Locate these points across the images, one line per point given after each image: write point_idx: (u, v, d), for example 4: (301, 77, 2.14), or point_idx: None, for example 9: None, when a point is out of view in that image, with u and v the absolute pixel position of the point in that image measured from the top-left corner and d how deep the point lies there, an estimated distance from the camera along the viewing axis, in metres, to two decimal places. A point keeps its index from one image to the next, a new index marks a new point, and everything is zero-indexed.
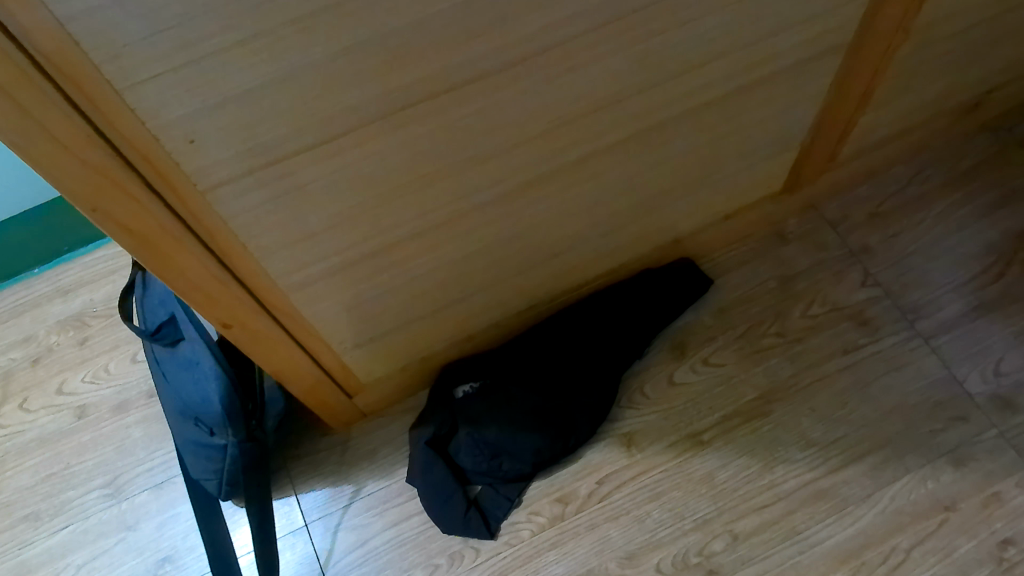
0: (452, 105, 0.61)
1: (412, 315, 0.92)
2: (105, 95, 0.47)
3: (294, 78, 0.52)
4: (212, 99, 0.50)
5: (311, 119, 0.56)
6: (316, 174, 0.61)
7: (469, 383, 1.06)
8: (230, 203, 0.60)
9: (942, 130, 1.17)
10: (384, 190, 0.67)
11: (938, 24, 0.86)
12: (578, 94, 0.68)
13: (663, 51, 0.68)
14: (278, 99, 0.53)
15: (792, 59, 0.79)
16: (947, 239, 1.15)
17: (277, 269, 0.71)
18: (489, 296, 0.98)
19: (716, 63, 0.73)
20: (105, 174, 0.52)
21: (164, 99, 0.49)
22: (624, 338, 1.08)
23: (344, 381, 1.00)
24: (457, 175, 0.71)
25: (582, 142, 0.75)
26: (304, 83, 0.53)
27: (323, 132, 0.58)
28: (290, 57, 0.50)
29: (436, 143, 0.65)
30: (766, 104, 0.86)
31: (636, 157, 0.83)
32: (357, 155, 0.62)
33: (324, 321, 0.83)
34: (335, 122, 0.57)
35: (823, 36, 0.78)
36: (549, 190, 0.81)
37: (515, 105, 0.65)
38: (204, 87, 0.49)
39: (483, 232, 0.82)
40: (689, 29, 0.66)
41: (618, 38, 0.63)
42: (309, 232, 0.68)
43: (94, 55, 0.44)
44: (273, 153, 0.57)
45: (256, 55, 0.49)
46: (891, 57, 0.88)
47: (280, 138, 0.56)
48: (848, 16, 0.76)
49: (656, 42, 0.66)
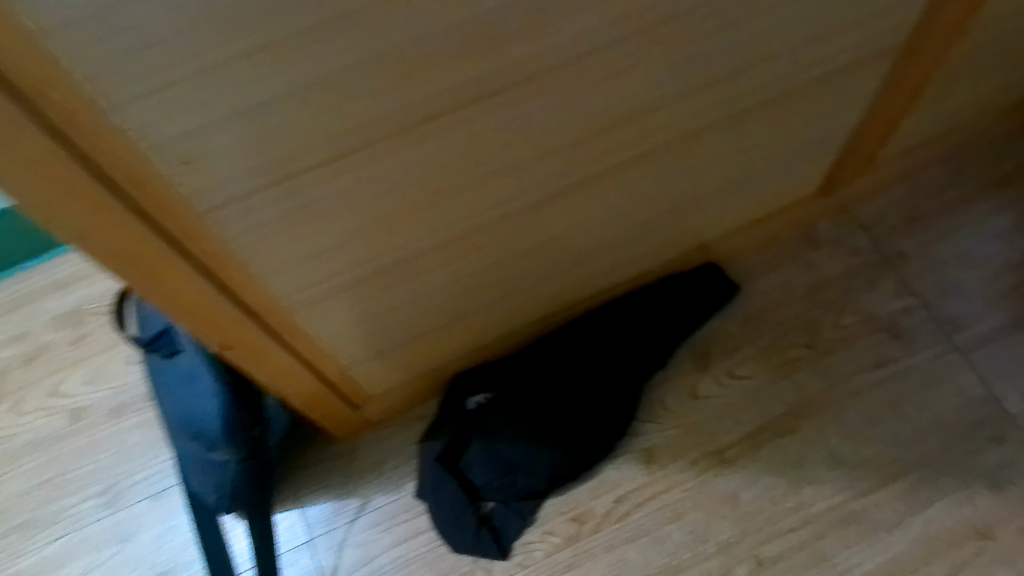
0: (477, 116, 0.55)
1: (424, 326, 0.87)
2: (91, 116, 0.41)
3: (303, 93, 0.46)
4: (209, 117, 0.45)
5: (323, 136, 0.50)
6: (324, 193, 0.56)
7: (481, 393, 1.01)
8: (231, 225, 0.55)
9: (983, 130, 1.10)
10: (397, 207, 0.62)
11: (997, 22, 0.80)
12: (612, 102, 0.62)
13: (710, 55, 0.61)
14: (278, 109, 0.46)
15: (842, 60, 0.73)
16: (986, 246, 1.09)
17: (279, 287, 0.66)
18: (505, 306, 0.92)
19: (761, 68, 0.67)
20: (90, 201, 0.46)
21: (156, 118, 0.43)
22: (645, 349, 1.02)
23: (351, 393, 0.95)
24: (476, 189, 0.65)
25: (611, 152, 0.69)
26: (314, 98, 0.47)
27: (332, 147, 0.52)
28: (298, 70, 0.44)
29: (456, 157, 0.59)
30: (809, 107, 0.79)
31: (670, 164, 0.77)
32: (370, 173, 0.56)
33: (331, 336, 0.78)
34: (346, 138, 0.51)
35: (877, 37, 0.72)
36: (574, 201, 0.75)
37: (544, 115, 0.59)
38: (201, 105, 0.44)
39: (504, 243, 0.76)
40: (736, 33, 0.60)
41: (660, 44, 0.57)
42: (318, 251, 0.62)
43: (76, 73, 0.39)
44: (280, 172, 0.52)
45: (257, 70, 0.43)
46: (946, 57, 0.82)
47: (286, 156, 0.50)
48: (906, 15, 0.70)
49: (700, 48, 0.60)
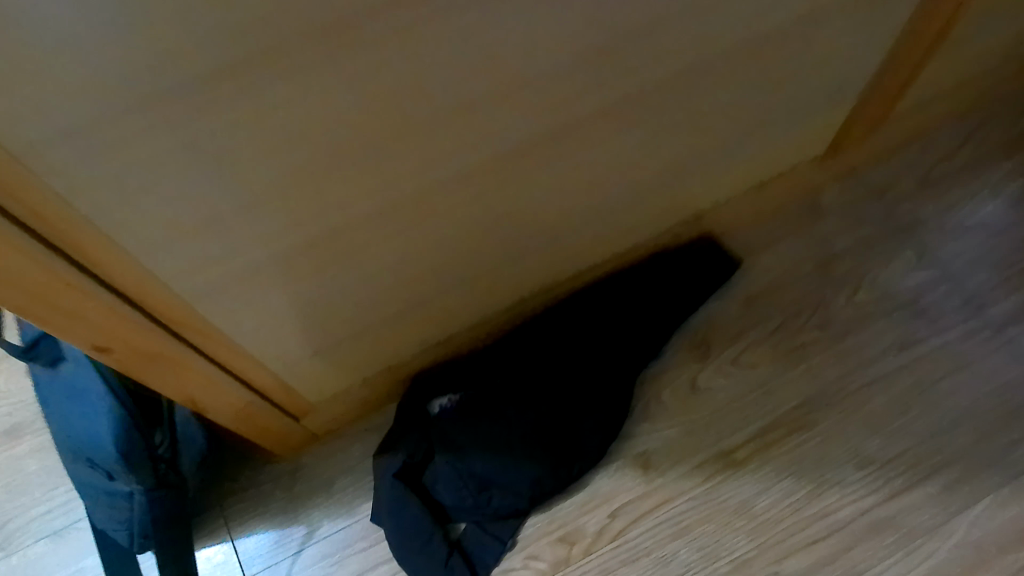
0: (422, 18, 0.39)
1: (371, 317, 0.70)
2: None
3: None
4: None
5: (189, 34, 0.33)
6: (207, 129, 0.39)
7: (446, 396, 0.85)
8: (69, 176, 0.37)
9: (1005, 79, 0.98)
10: (320, 157, 0.45)
11: None
12: (605, 11, 0.46)
13: None
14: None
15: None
16: (1012, 209, 0.96)
17: (172, 269, 0.49)
18: (471, 292, 0.76)
19: None
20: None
21: None
22: (636, 337, 0.88)
23: (287, 402, 0.78)
24: (428, 133, 0.49)
25: (602, 88, 0.54)
26: None
27: (210, 50, 0.35)
28: None
29: (399, 84, 0.43)
30: (837, 37, 0.65)
31: (672, 107, 0.61)
32: (273, 100, 0.39)
33: (250, 334, 0.61)
34: (225, 40, 0.35)
35: None
36: (555, 156, 0.59)
37: (516, 25, 0.43)
38: None
39: (469, 209, 0.60)
40: None
41: None
42: (213, 218, 0.45)
43: None
44: (130, 89, 0.34)
45: None
46: None
47: (133, 64, 0.33)
48: None
49: None
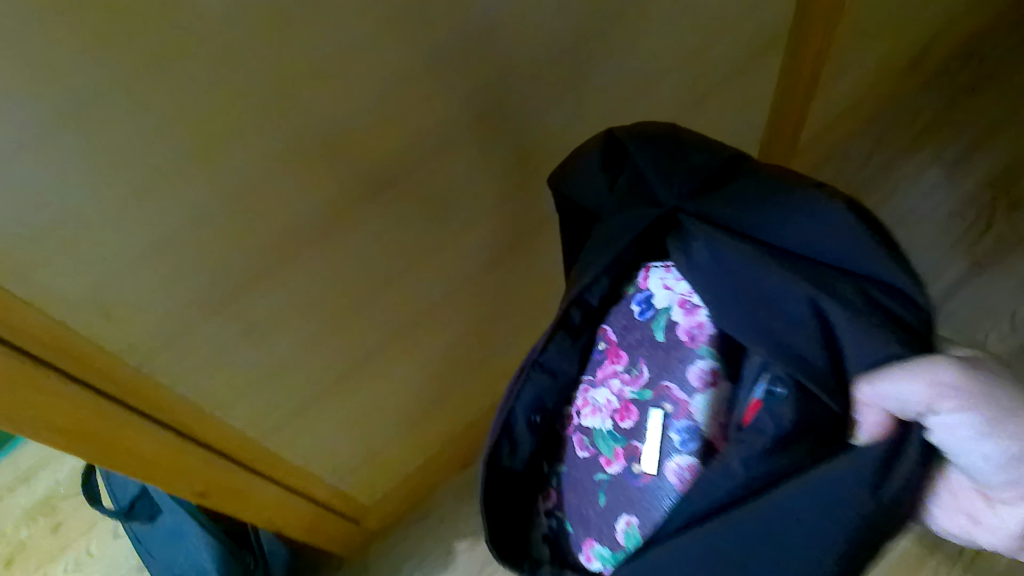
0: (301, 252, 0.54)
1: (402, 418, 0.83)
2: None
3: (46, 250, 0.41)
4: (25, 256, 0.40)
5: (111, 283, 0.45)
6: (256, 309, 0.55)
7: (623, 513, 0.45)
8: (169, 367, 0.53)
9: (888, 93, 1.13)
10: (320, 310, 0.60)
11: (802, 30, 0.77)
12: (462, 182, 0.60)
13: (523, 115, 0.60)
14: (151, 173, 0.42)
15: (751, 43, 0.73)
16: (924, 198, 1.09)
17: (252, 409, 0.63)
18: (480, 380, 0.90)
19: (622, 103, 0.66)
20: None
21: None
22: (715, 169, 0.45)
23: (349, 509, 0.90)
24: (417, 267, 0.64)
25: (531, 199, 0.68)
26: (61, 256, 0.42)
27: (196, 283, 0.49)
28: None
29: (369, 252, 0.58)
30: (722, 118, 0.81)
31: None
32: (296, 276, 0.55)
33: (310, 452, 0.75)
34: (116, 285, 0.46)
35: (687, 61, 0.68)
36: (511, 258, 0.74)
37: (393, 223, 0.58)
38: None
39: (464, 315, 0.76)
40: (516, 119, 0.59)
41: (441, 151, 0.56)
42: (262, 371, 0.60)
43: None
44: (99, 302, 0.46)
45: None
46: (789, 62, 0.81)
47: (90, 286, 0.44)
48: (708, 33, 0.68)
49: (494, 138, 0.59)
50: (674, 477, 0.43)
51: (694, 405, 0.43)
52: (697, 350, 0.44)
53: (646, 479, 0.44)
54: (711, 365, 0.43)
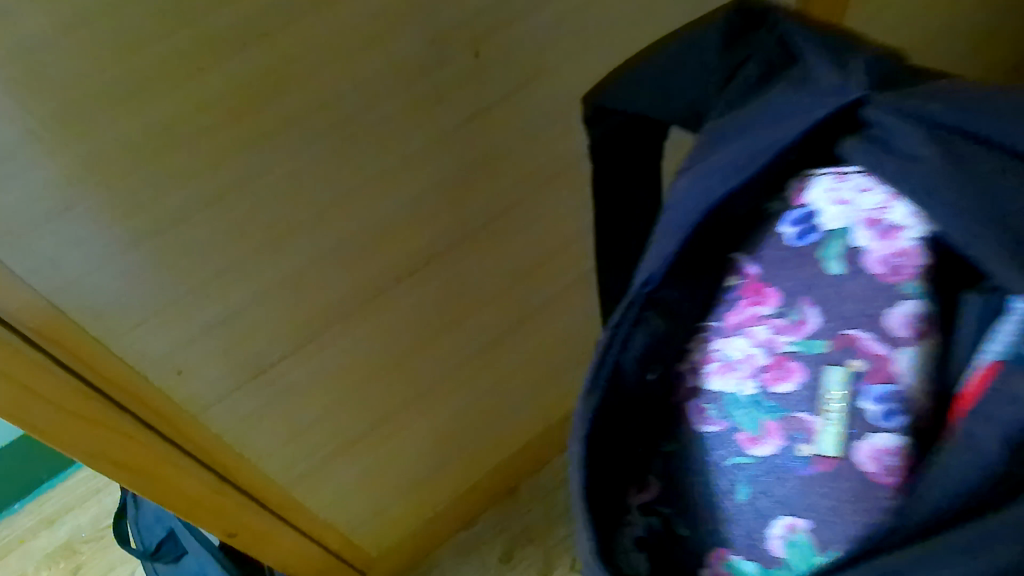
0: (353, 326, 0.64)
1: (418, 476, 0.92)
2: (26, 354, 0.46)
3: (148, 320, 0.51)
4: (129, 322, 0.50)
5: (192, 347, 0.55)
6: (306, 371, 0.65)
7: (783, 516, 0.33)
8: (222, 417, 0.62)
9: None
10: (360, 374, 0.70)
11: None
12: (486, 273, 0.71)
13: (545, 221, 0.72)
14: (238, 261, 0.52)
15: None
16: None
17: (287, 457, 0.72)
18: (490, 443, 0.99)
19: None
20: (74, 410, 0.51)
21: (102, 344, 0.50)
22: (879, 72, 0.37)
23: (357, 559, 0.97)
24: (441, 338, 0.74)
25: (547, 285, 0.80)
26: (156, 324, 0.52)
27: (259, 348, 0.59)
28: (97, 290, 0.47)
29: (410, 327, 0.70)
30: None
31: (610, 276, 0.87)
32: (346, 344, 0.66)
33: (332, 502, 0.83)
34: (196, 349, 0.55)
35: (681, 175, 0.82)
36: (523, 335, 0.84)
37: (433, 302, 0.69)
38: (103, 335, 0.50)
39: (482, 384, 0.86)
40: (540, 223, 0.72)
41: (483, 248, 0.68)
42: (304, 425, 0.70)
43: (12, 320, 0.44)
44: (176, 363, 0.55)
45: (121, 282, 0.47)
46: None
47: (174, 348, 0.54)
48: None
49: (522, 239, 0.71)
50: (868, 464, 0.31)
51: (900, 362, 0.32)
52: (901, 290, 0.33)
53: (823, 465, 0.33)
54: (927, 309, 0.32)
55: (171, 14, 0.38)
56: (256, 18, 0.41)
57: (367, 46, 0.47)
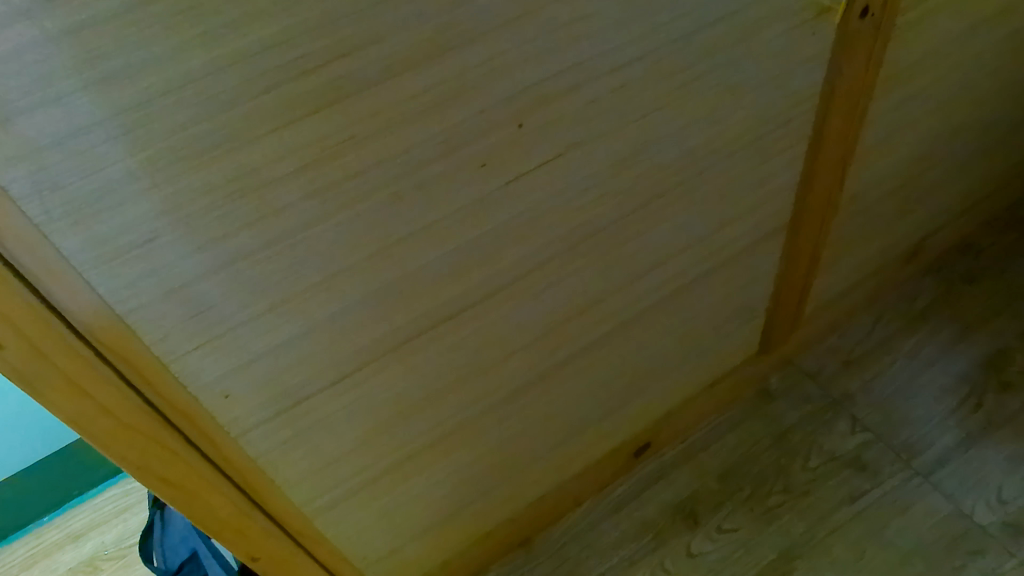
0: (387, 364, 0.69)
1: (435, 518, 0.95)
2: (95, 366, 0.51)
3: (203, 345, 0.56)
4: (187, 347, 0.55)
5: (239, 373, 0.59)
6: (339, 406, 0.69)
7: None
8: (259, 443, 0.66)
9: (889, 277, 1.31)
10: (392, 412, 0.74)
11: (805, 224, 0.96)
12: (517, 326, 0.76)
13: (576, 279, 0.76)
14: (287, 298, 0.57)
15: (757, 231, 0.91)
16: (922, 374, 1.27)
17: (314, 487, 0.75)
18: (507, 492, 1.02)
19: (651, 272, 0.83)
20: (125, 421, 0.56)
21: (162, 364, 0.55)
22: None
23: None
24: (468, 383, 0.78)
25: (572, 341, 0.84)
26: (210, 351, 0.56)
27: (298, 379, 0.64)
28: (165, 315, 0.52)
29: (439, 372, 0.74)
30: (740, 290, 0.99)
31: (635, 336, 0.91)
32: (381, 382, 0.70)
33: (349, 537, 0.86)
34: (241, 376, 0.60)
35: (709, 245, 0.86)
36: (548, 387, 0.88)
37: (465, 349, 0.73)
38: (164, 357, 0.54)
39: (504, 432, 0.90)
40: (571, 280, 0.76)
41: (511, 300, 0.72)
42: (333, 456, 0.74)
43: (88, 334, 0.50)
44: (223, 388, 0.60)
45: (183, 309, 0.52)
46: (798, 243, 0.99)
47: (223, 374, 0.59)
48: (731, 232, 0.87)
49: (549, 294, 0.75)
50: None
51: None
52: None
53: None
54: None
55: (259, 78, 0.44)
56: (329, 84, 0.47)
57: (424, 112, 0.52)
